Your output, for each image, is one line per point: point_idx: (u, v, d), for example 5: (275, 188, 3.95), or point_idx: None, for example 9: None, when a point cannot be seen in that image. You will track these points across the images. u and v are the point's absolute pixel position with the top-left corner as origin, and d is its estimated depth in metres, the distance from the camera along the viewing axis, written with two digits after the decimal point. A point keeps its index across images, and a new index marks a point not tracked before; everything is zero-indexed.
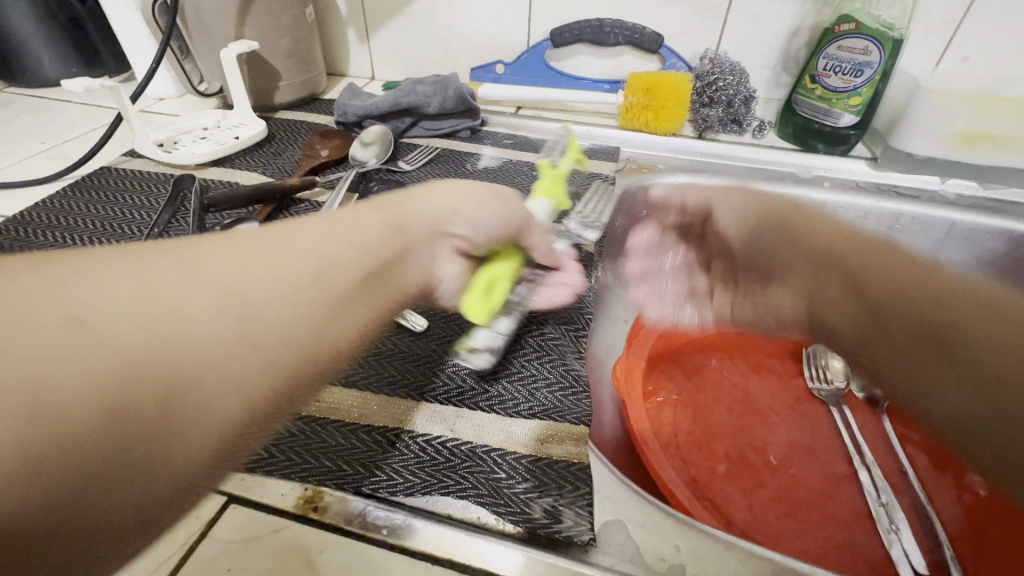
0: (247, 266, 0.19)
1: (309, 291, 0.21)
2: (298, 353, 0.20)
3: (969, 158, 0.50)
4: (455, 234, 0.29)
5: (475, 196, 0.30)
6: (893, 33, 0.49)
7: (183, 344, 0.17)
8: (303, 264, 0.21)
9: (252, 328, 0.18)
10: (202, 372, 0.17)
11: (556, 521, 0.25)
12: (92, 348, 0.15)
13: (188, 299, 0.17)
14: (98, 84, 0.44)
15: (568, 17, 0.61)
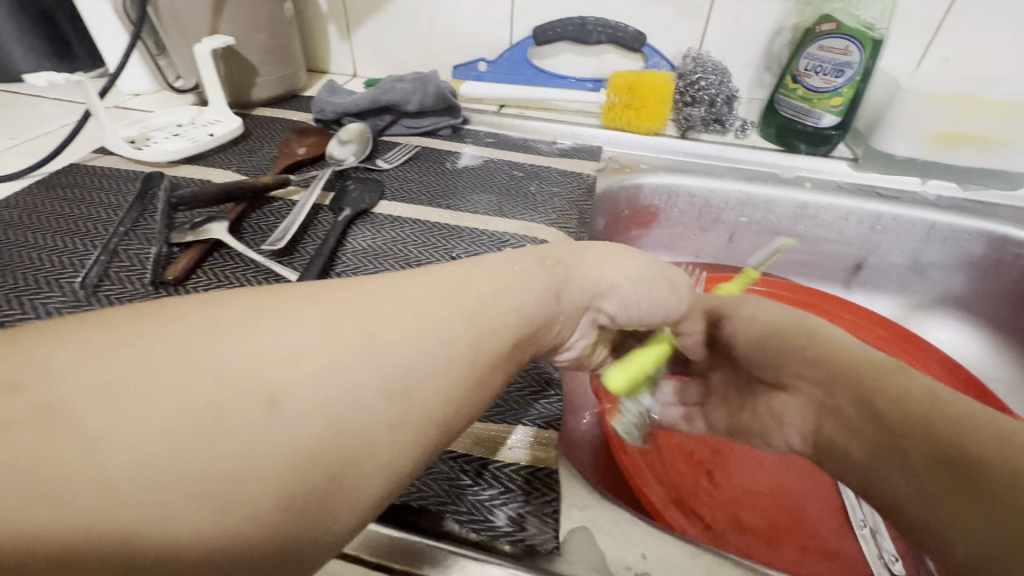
0: (421, 329, 0.18)
1: (473, 360, 0.19)
2: (445, 426, 0.19)
3: (949, 159, 0.50)
4: (601, 309, 0.27)
5: (650, 283, 0.28)
6: (873, 33, 0.48)
7: (360, 429, 0.16)
8: (469, 326, 0.20)
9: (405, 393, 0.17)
10: (362, 449, 0.16)
11: (520, 529, 0.24)
12: (264, 434, 0.14)
13: (367, 375, 0.17)
14: (63, 79, 0.43)
15: (550, 14, 0.61)
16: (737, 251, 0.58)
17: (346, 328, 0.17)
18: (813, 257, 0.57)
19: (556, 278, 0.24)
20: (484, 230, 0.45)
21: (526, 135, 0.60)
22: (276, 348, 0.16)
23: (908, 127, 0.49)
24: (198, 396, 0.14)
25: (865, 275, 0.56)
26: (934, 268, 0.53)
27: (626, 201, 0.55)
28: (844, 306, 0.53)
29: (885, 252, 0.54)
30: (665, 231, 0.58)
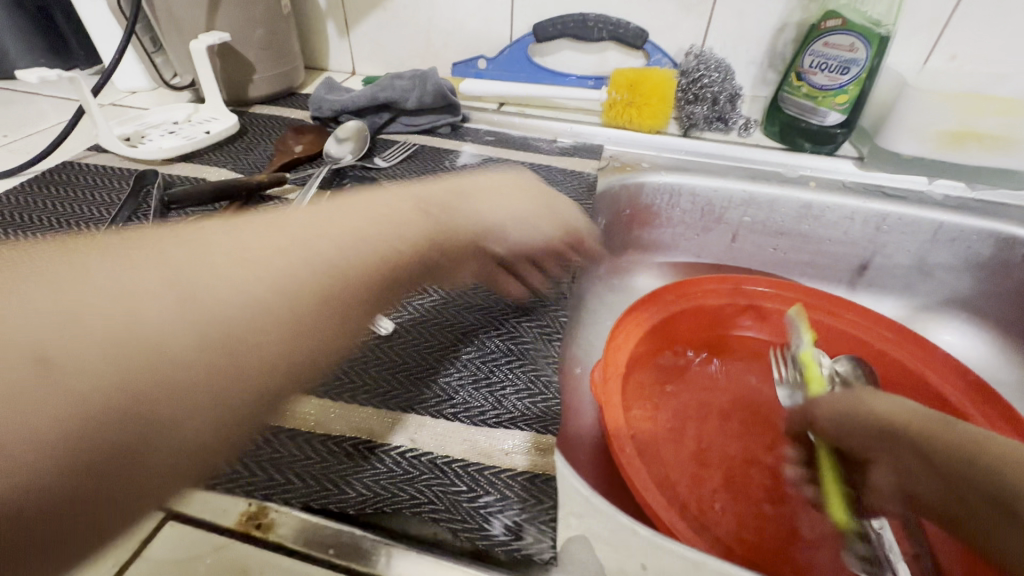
0: (245, 273, 0.19)
1: (302, 296, 0.20)
2: (288, 358, 0.19)
3: (957, 158, 0.49)
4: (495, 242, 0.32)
5: (512, 202, 0.33)
6: (880, 30, 0.48)
7: (167, 365, 0.16)
8: (299, 267, 0.20)
9: (225, 321, 0.18)
10: (176, 370, 0.16)
11: (516, 538, 0.23)
12: (70, 359, 0.15)
13: (158, 315, 0.17)
14: (54, 75, 0.42)
15: (551, 11, 0.60)
16: (740, 251, 0.57)
17: (175, 262, 0.18)
18: (817, 257, 0.56)
19: (436, 222, 0.27)
20: None
21: (526, 133, 0.59)
22: (86, 292, 0.16)
23: (915, 126, 0.48)
24: (31, 317, 0.15)
25: (871, 276, 0.55)
26: (940, 269, 0.52)
27: (627, 201, 0.55)
28: (847, 307, 0.52)
29: (891, 252, 0.53)
30: (667, 231, 0.57)
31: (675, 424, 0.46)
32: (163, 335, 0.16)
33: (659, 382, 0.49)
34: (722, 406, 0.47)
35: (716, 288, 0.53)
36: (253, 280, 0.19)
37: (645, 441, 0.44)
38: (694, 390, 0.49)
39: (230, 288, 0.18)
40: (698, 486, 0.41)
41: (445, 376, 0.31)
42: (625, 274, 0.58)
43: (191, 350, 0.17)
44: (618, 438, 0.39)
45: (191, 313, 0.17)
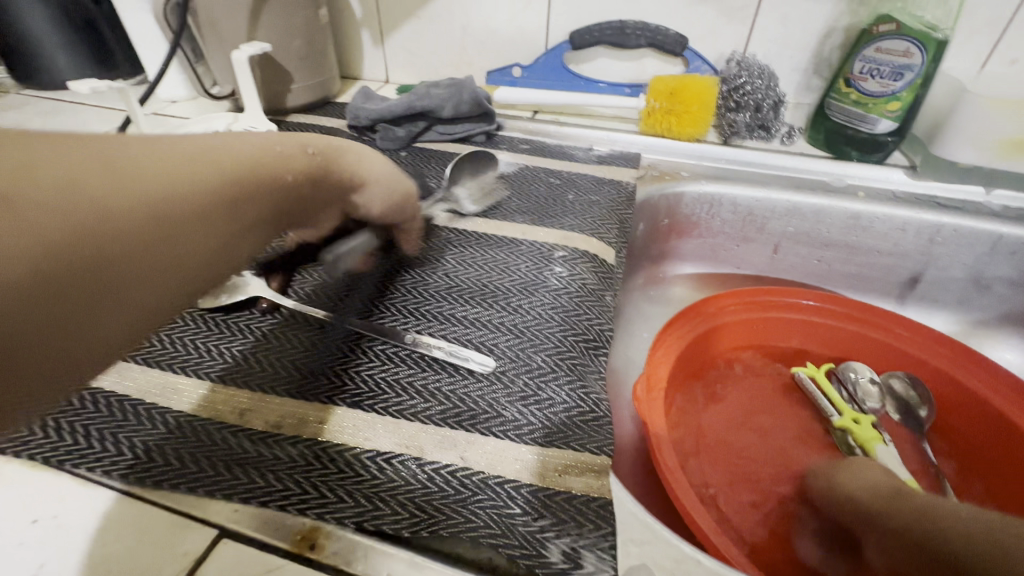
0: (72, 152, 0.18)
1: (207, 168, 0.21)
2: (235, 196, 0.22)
3: (1018, 168, 0.47)
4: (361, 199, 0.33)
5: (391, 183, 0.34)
6: (937, 34, 0.45)
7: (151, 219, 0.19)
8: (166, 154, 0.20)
9: (167, 223, 0.19)
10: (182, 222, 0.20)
11: (575, 567, 0.23)
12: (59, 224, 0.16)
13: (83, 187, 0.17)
14: (105, 86, 0.43)
15: (588, 17, 0.59)
16: (782, 262, 0.56)
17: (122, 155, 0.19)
18: (864, 269, 0.54)
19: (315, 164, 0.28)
20: (524, 240, 0.43)
21: (561, 142, 0.58)
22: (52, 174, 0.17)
23: (973, 134, 0.46)
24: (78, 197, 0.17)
25: (922, 289, 0.53)
26: (999, 283, 0.50)
27: (665, 211, 0.54)
28: (898, 323, 0.50)
29: (946, 264, 0.51)
30: (706, 241, 0.56)
31: (713, 436, 0.44)
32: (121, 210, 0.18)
33: (700, 395, 0.47)
34: (771, 424, 0.46)
35: (760, 302, 0.51)
36: (188, 182, 0.20)
37: (682, 450, 0.43)
38: (738, 406, 0.47)
39: (159, 179, 0.19)
40: (748, 510, 0.40)
41: (492, 392, 0.30)
42: (663, 284, 0.57)
43: (133, 236, 0.18)
44: (664, 456, 0.37)
45: (125, 206, 0.18)
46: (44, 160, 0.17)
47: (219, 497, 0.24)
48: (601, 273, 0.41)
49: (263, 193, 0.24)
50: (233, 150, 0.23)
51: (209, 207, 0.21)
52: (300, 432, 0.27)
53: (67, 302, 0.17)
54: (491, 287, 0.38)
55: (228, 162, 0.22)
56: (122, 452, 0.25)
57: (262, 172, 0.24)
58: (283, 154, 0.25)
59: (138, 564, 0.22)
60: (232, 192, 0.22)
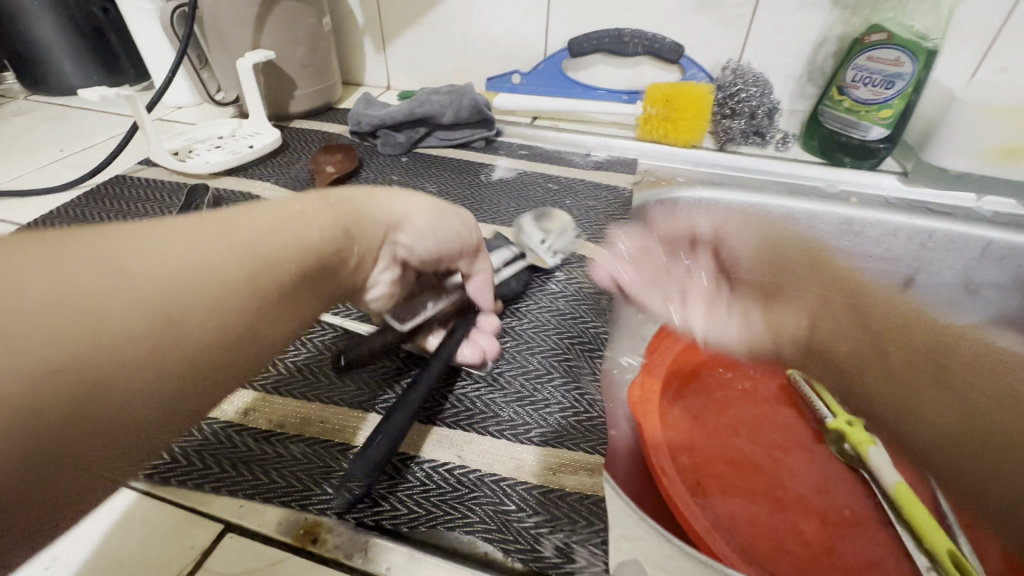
0: (105, 264, 0.16)
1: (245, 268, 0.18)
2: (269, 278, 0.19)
3: (1007, 174, 0.48)
4: (399, 241, 0.27)
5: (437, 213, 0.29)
6: (927, 44, 0.47)
7: (171, 327, 0.17)
8: (215, 248, 0.18)
9: (190, 335, 0.17)
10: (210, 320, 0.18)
11: (568, 561, 0.23)
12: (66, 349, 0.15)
13: (106, 300, 0.16)
14: (114, 93, 0.44)
15: (586, 26, 0.60)
16: None
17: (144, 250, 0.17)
18: None
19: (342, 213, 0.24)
20: None
21: (560, 148, 0.59)
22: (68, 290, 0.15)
23: (963, 142, 0.47)
24: (90, 321, 0.15)
25: None
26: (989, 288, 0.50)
27: (661, 216, 0.55)
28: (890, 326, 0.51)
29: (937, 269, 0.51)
30: None
31: (710, 441, 0.45)
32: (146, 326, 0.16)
33: (695, 399, 0.48)
34: (771, 431, 0.46)
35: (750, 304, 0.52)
36: (201, 284, 0.17)
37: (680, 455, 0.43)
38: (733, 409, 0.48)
39: (168, 281, 0.17)
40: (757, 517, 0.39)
41: (490, 393, 0.31)
42: None
43: (129, 360, 0.16)
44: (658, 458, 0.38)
45: (120, 329, 0.16)
46: (55, 273, 0.15)
47: (225, 493, 0.25)
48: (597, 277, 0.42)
49: (281, 284, 0.20)
50: (271, 227, 0.20)
51: (222, 314, 0.18)
52: (301, 431, 0.28)
53: (87, 433, 0.16)
54: None
55: (242, 249, 0.19)
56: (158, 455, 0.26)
57: (281, 253, 0.20)
58: (306, 213, 0.22)
59: (146, 557, 0.22)
60: (254, 289, 0.19)
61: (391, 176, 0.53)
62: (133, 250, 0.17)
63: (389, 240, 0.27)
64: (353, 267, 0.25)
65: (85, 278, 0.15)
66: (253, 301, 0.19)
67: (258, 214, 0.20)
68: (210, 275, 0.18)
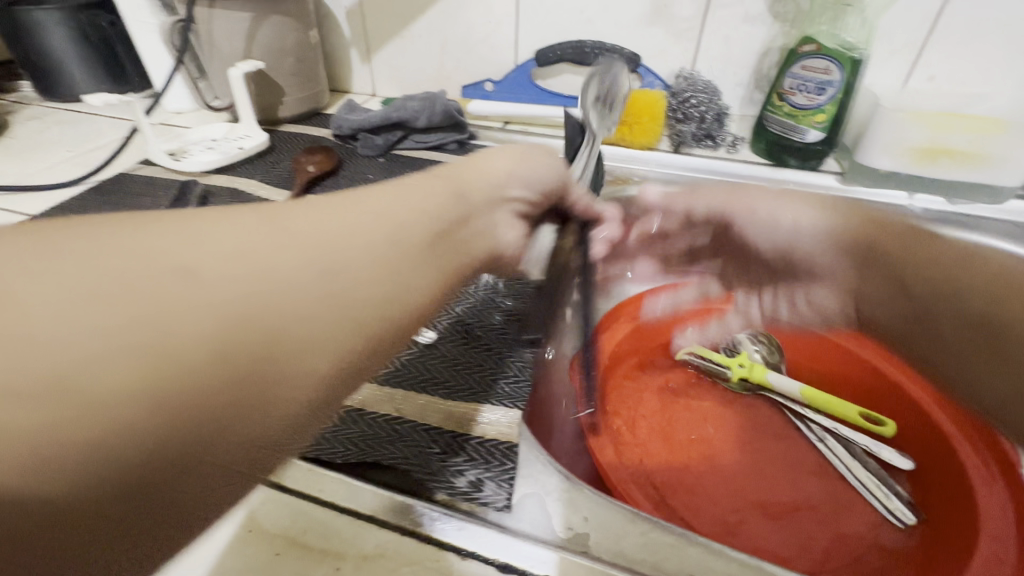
0: (282, 228, 0.19)
1: (384, 229, 0.22)
2: (401, 244, 0.22)
3: (930, 173, 0.52)
4: (516, 196, 0.33)
5: (527, 160, 0.35)
6: (853, 53, 0.51)
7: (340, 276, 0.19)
8: (368, 213, 0.22)
9: (353, 294, 0.19)
10: (365, 279, 0.20)
11: (477, 490, 0.27)
12: (262, 282, 0.17)
13: (283, 251, 0.18)
14: (116, 99, 0.49)
15: (551, 38, 0.65)
16: None
17: (311, 222, 0.20)
18: None
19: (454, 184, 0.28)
20: None
21: (527, 150, 0.64)
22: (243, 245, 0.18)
23: (890, 142, 0.51)
24: (274, 259, 0.18)
25: None
26: None
27: None
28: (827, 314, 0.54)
29: None
30: None
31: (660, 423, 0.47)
32: (323, 274, 0.18)
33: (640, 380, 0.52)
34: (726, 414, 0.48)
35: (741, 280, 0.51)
36: (322, 304, 0.19)
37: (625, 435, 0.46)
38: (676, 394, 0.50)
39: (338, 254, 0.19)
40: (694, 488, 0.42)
41: (433, 360, 0.36)
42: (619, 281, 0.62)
43: (306, 310, 0.18)
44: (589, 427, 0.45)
45: (231, 335, 0.16)
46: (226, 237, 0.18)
47: None
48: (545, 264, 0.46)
49: (402, 316, 0.21)
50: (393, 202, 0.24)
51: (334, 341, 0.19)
52: None
53: (262, 384, 0.17)
54: None
55: (384, 231, 0.21)
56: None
57: (408, 228, 0.23)
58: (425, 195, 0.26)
59: None
60: (395, 253, 0.21)
61: (368, 175, 0.58)
62: (258, 234, 0.18)
63: (510, 193, 0.32)
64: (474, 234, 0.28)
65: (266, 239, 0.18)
66: (360, 328, 0.20)
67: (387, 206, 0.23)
68: (361, 244, 0.20)
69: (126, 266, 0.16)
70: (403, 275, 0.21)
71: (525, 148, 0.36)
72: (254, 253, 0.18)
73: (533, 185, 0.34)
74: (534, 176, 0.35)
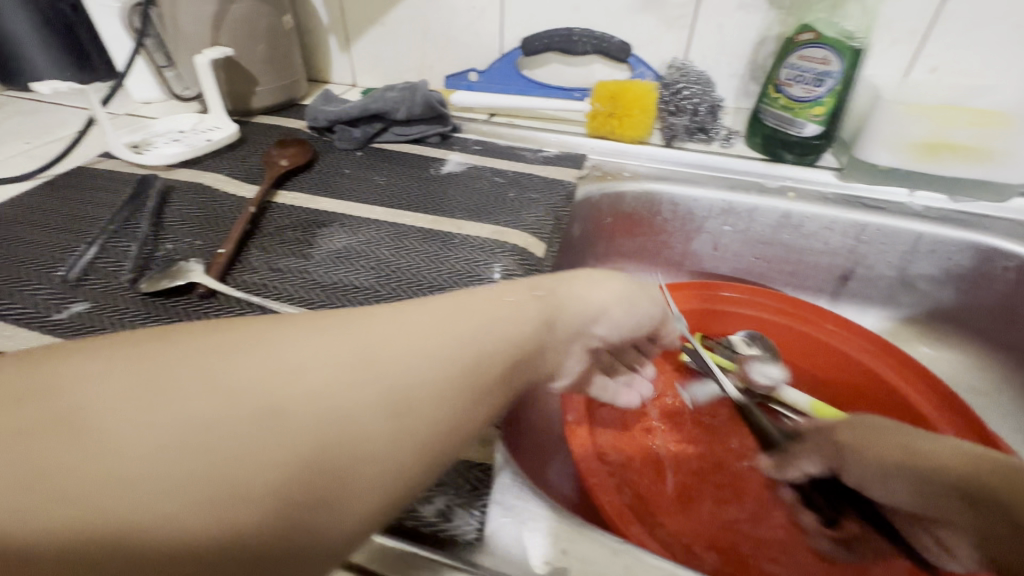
0: (261, 355, 0.20)
1: (367, 366, 0.21)
2: (386, 391, 0.21)
3: (933, 169, 0.49)
4: (597, 332, 0.31)
5: (631, 295, 0.32)
6: (852, 43, 0.49)
7: (309, 401, 0.19)
8: (364, 350, 0.21)
9: (309, 430, 0.19)
10: (340, 415, 0.19)
11: (446, 521, 0.26)
12: (205, 403, 0.18)
13: (242, 374, 0.19)
14: (67, 87, 0.45)
15: (538, 26, 0.62)
16: (721, 259, 0.58)
17: (307, 357, 0.20)
18: (798, 268, 0.56)
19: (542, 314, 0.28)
20: (459, 235, 0.46)
21: (513, 143, 0.61)
22: (208, 370, 0.19)
23: (890, 137, 0.49)
24: (232, 384, 0.19)
25: (853, 286, 0.55)
26: (921, 280, 0.52)
27: (607, 209, 0.56)
28: (828, 317, 0.52)
29: (872, 263, 0.53)
30: (648, 240, 0.59)
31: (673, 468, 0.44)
32: (272, 410, 0.19)
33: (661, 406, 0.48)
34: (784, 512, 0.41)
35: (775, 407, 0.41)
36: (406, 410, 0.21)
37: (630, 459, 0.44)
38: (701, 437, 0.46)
39: (298, 387, 0.19)
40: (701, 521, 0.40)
41: None
42: None
43: (250, 441, 0.18)
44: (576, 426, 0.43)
45: (323, 440, 0.19)
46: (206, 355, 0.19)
47: None
48: (527, 265, 0.43)
49: (383, 447, 0.20)
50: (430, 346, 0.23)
51: (414, 436, 0.21)
52: None
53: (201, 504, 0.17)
54: (418, 279, 0.41)
55: (379, 372, 0.21)
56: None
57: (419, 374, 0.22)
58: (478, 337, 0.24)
59: None
60: (382, 401, 0.21)
61: (344, 170, 0.55)
62: (423, 354, 0.22)
63: (594, 329, 0.31)
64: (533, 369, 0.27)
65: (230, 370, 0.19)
66: (451, 439, 0.22)
67: (471, 330, 0.24)
68: (336, 389, 0.20)
69: (322, 366, 0.20)
70: (383, 418, 0.20)
71: (628, 279, 0.33)
72: (210, 379, 0.19)
73: (614, 322, 0.32)
74: (616, 320, 0.32)
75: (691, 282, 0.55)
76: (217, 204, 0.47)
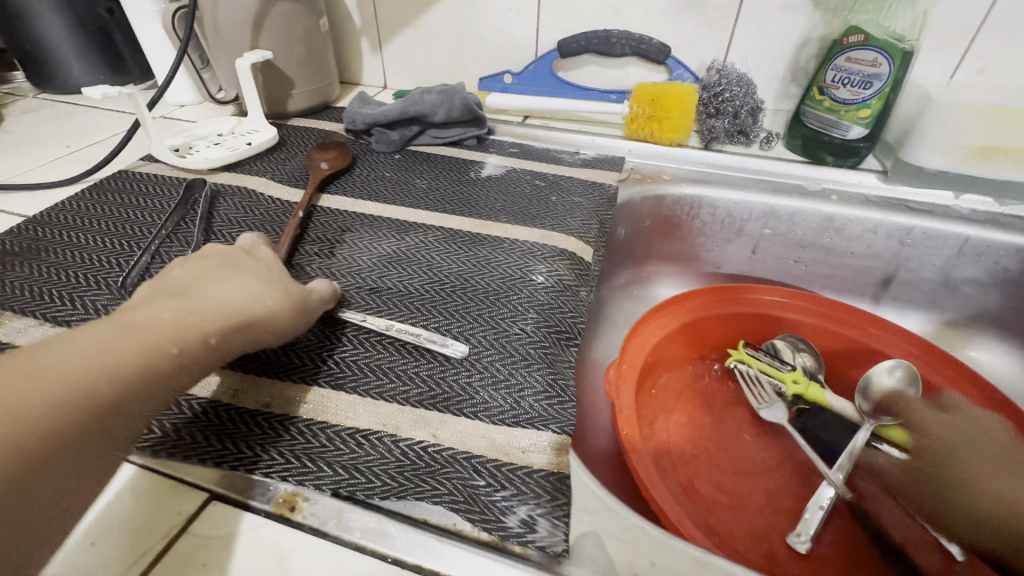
0: (89, 340, 0.21)
1: (161, 334, 0.23)
2: (181, 346, 0.24)
3: (983, 172, 0.49)
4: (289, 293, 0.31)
5: (257, 269, 0.30)
6: (902, 45, 0.48)
7: (128, 356, 0.22)
8: (170, 326, 0.24)
9: (118, 382, 0.21)
10: (133, 370, 0.21)
11: (530, 531, 0.25)
12: (41, 375, 0.19)
13: (67, 351, 0.20)
14: (117, 91, 0.46)
15: (575, 28, 0.62)
16: (761, 263, 0.58)
17: (126, 327, 0.22)
18: (839, 271, 0.56)
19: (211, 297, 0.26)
20: (507, 239, 0.46)
21: (549, 146, 0.61)
22: (51, 361, 0.20)
23: (940, 140, 0.48)
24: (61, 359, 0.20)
25: (896, 289, 0.55)
26: (967, 284, 0.52)
27: (647, 212, 0.56)
28: (872, 321, 0.51)
29: (917, 266, 0.53)
30: (687, 242, 0.58)
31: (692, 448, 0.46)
32: (98, 376, 0.20)
33: (694, 403, 0.50)
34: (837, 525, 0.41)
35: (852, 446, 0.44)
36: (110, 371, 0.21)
37: (660, 437, 0.46)
38: (722, 421, 0.48)
39: (121, 355, 0.21)
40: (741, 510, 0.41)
41: (467, 377, 0.33)
42: (645, 284, 0.60)
43: (76, 393, 0.20)
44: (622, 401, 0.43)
45: (69, 393, 0.19)
46: (51, 347, 0.20)
47: (212, 465, 0.27)
48: (577, 270, 0.43)
49: (164, 383, 0.23)
50: (206, 313, 0.25)
51: (132, 390, 0.21)
52: (287, 410, 0.30)
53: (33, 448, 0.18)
54: (470, 284, 0.41)
55: (177, 333, 0.24)
56: (152, 431, 0.28)
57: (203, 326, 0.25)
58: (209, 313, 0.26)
59: (135, 521, 0.25)
60: (169, 356, 0.23)
61: (384, 173, 0.55)
62: (183, 320, 0.24)
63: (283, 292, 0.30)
64: (239, 346, 0.27)
65: (66, 352, 0.20)
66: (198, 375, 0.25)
67: (216, 304, 0.26)
68: (138, 346, 0.22)
69: (145, 341, 0.22)
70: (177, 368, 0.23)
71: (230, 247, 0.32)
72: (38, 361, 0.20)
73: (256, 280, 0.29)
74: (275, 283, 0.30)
75: (733, 286, 0.54)
76: (264, 208, 0.47)
